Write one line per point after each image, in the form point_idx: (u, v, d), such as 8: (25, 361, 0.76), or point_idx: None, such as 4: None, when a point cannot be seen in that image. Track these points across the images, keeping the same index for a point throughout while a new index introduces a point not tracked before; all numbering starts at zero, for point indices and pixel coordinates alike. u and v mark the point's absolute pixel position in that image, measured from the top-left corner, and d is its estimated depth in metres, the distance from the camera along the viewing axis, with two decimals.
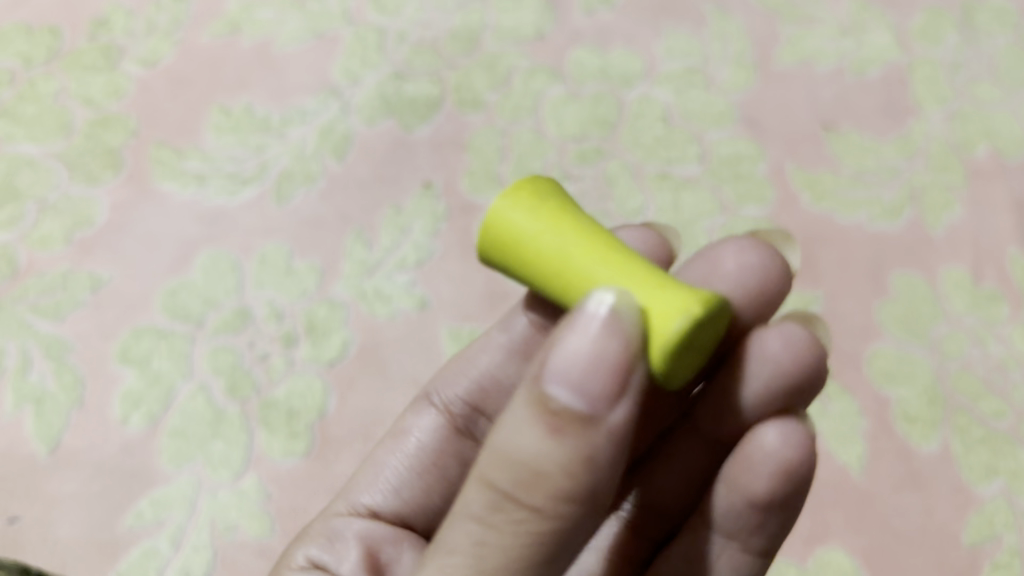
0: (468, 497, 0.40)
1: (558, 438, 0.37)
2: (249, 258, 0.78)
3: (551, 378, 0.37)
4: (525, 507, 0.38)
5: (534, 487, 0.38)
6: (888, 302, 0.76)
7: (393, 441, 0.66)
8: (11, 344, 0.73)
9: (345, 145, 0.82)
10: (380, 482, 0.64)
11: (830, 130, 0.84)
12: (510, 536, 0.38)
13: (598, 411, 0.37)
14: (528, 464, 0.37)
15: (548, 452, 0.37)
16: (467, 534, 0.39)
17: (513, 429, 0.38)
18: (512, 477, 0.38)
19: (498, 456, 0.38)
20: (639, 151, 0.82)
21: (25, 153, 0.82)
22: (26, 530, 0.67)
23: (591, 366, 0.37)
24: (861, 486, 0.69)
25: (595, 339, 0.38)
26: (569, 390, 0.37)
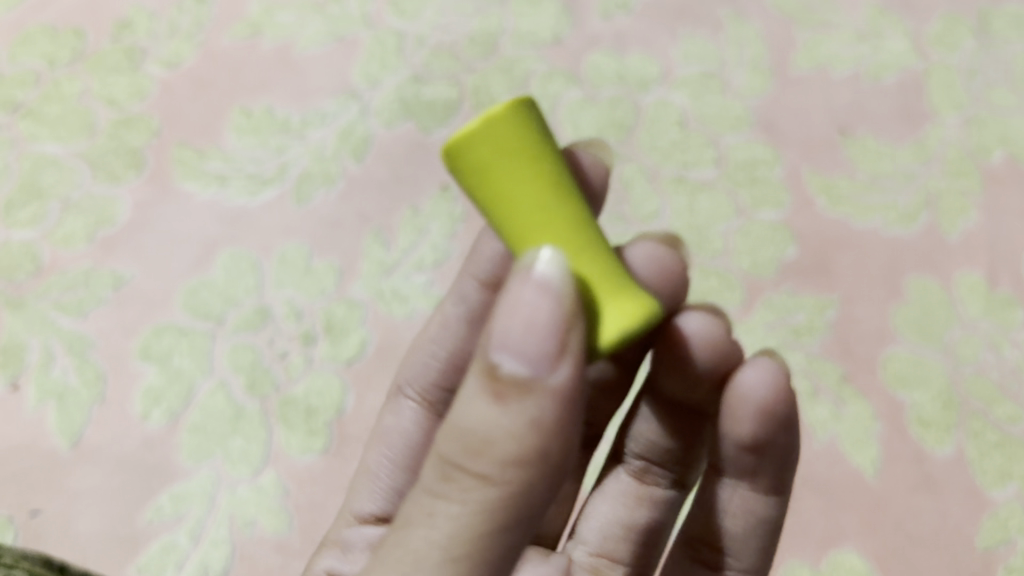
0: (427, 474, 0.38)
1: (502, 401, 0.36)
2: (269, 258, 0.78)
3: (495, 346, 0.36)
4: (476, 477, 0.36)
5: (480, 453, 0.36)
6: (903, 306, 0.76)
7: (378, 433, 0.67)
8: (35, 340, 0.74)
9: (365, 147, 0.83)
10: (373, 478, 0.66)
11: (846, 135, 0.84)
12: (461, 501, 0.37)
13: (537, 373, 0.35)
14: (475, 431, 0.36)
15: (492, 414, 0.36)
16: (425, 502, 0.38)
17: (462, 398, 0.37)
18: (459, 447, 0.36)
19: (449, 426, 0.37)
20: (656, 155, 0.83)
21: (50, 153, 0.83)
22: (48, 524, 0.68)
23: (527, 330, 0.36)
24: (876, 488, 0.70)
25: (532, 302, 0.36)
26: (509, 354, 0.36)
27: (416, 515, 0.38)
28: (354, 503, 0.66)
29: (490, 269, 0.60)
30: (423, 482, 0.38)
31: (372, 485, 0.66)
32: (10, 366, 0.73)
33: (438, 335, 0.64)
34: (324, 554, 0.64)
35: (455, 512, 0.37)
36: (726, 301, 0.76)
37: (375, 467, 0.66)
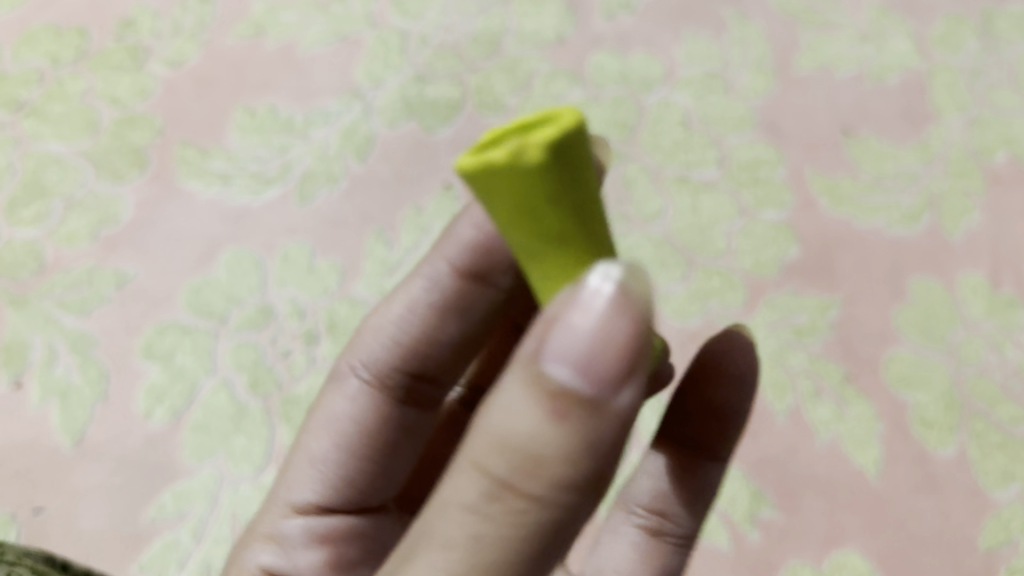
0: (450, 484, 0.32)
1: (562, 420, 0.30)
2: (272, 257, 0.79)
3: (551, 357, 0.30)
4: (518, 499, 0.31)
5: (525, 476, 0.30)
6: (906, 306, 0.76)
7: (316, 414, 0.56)
8: (38, 338, 0.74)
9: (368, 147, 0.83)
10: (311, 466, 0.55)
11: (849, 135, 0.84)
12: (504, 524, 0.31)
13: (605, 394, 0.29)
14: (522, 447, 0.30)
15: (549, 433, 0.30)
16: (453, 516, 0.32)
17: (507, 407, 0.30)
18: (500, 464, 0.30)
19: (490, 438, 0.31)
20: (659, 155, 0.83)
21: (53, 152, 0.83)
22: (52, 522, 0.68)
23: (596, 344, 0.29)
24: (878, 489, 0.70)
25: (601, 315, 0.30)
26: (572, 368, 0.29)
27: (435, 531, 0.32)
28: (285, 493, 0.55)
29: (467, 254, 0.51)
30: (443, 491, 0.32)
31: (308, 473, 0.55)
32: (13, 363, 0.73)
33: (400, 309, 0.53)
34: (257, 550, 0.55)
35: (487, 536, 0.31)
36: (729, 301, 0.76)
37: (314, 456, 0.55)
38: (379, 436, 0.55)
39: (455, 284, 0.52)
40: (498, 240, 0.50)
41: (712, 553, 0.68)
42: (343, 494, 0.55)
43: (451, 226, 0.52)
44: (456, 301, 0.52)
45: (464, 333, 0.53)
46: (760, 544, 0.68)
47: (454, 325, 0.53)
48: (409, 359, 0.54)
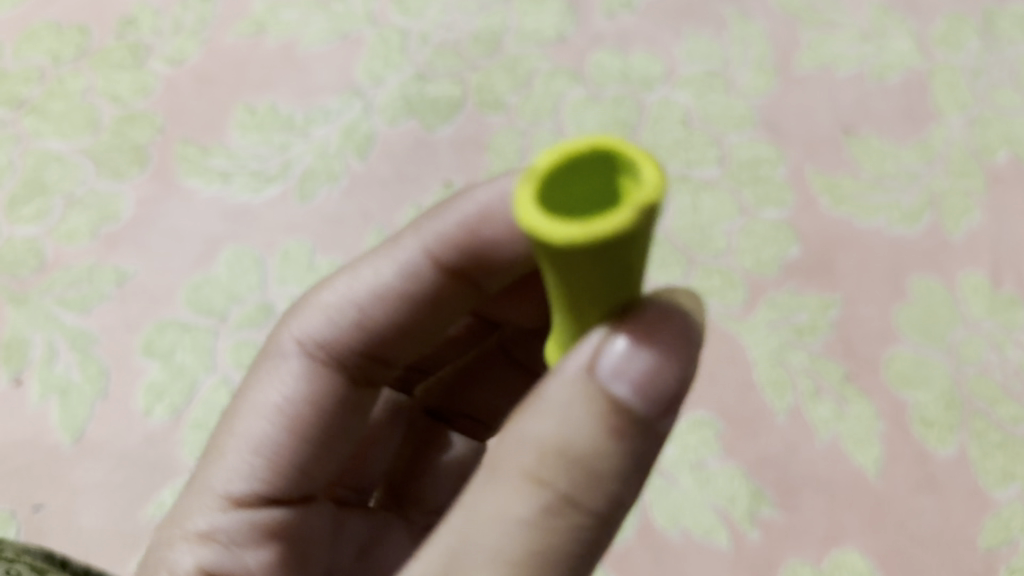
0: (496, 493, 0.34)
1: (621, 438, 0.33)
2: (272, 254, 0.79)
3: (608, 380, 0.33)
4: (574, 509, 0.34)
5: (583, 488, 0.33)
6: (907, 306, 0.76)
7: (248, 396, 0.50)
8: (37, 335, 0.74)
9: (368, 145, 0.83)
10: (254, 452, 0.49)
11: (850, 134, 0.84)
12: (558, 534, 0.34)
13: (655, 416, 0.34)
14: (583, 460, 0.33)
15: (609, 448, 0.33)
16: (505, 528, 0.34)
17: (566, 424, 0.33)
18: (561, 475, 0.34)
19: (551, 453, 0.33)
20: (660, 153, 0.83)
21: (54, 149, 0.83)
22: (52, 519, 0.68)
23: (651, 372, 0.33)
24: (878, 488, 0.70)
25: (652, 346, 0.34)
26: (632, 390, 0.33)
27: (480, 541, 0.34)
28: (216, 482, 0.48)
29: (446, 240, 0.49)
30: (485, 502, 0.34)
31: (248, 460, 0.49)
32: (13, 361, 0.73)
33: (370, 291, 0.50)
34: (190, 546, 0.47)
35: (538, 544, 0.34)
36: (729, 300, 0.76)
37: (259, 441, 0.49)
38: (324, 421, 0.50)
39: (434, 276, 0.50)
40: (487, 231, 0.49)
41: (712, 552, 0.68)
42: (285, 484, 0.49)
43: (431, 217, 0.50)
44: (432, 292, 0.50)
45: (428, 322, 0.51)
46: (760, 543, 0.68)
47: (421, 311, 0.51)
48: (368, 341, 0.51)
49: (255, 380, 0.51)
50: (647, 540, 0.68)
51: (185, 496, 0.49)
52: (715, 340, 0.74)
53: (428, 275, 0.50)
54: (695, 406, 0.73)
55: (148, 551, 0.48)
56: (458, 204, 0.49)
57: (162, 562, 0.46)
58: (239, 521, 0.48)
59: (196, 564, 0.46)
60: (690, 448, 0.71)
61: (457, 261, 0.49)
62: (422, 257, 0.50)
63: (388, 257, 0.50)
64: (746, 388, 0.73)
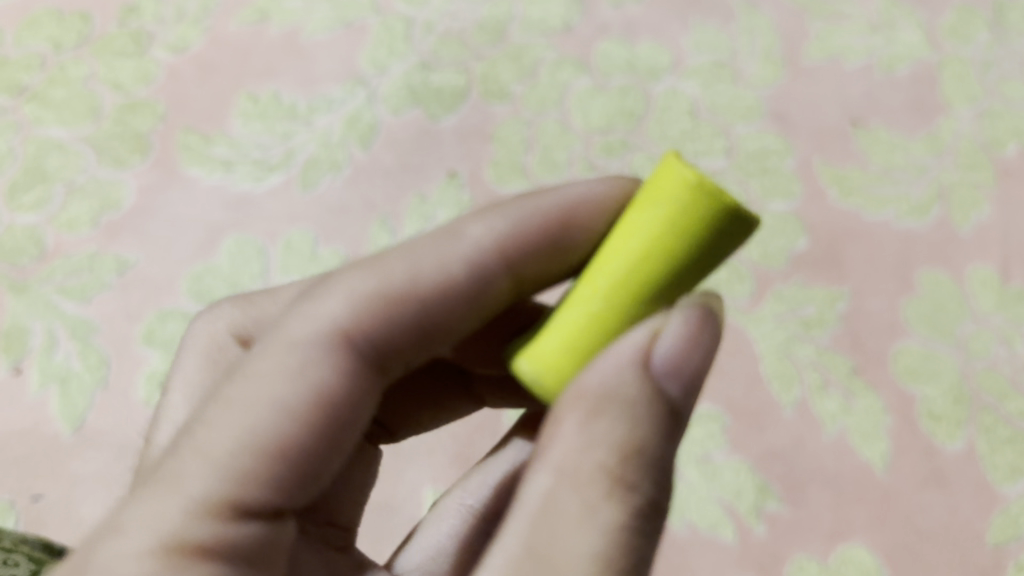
0: (582, 500, 0.37)
1: (671, 433, 0.38)
2: (275, 243, 0.78)
3: (660, 375, 0.39)
4: (651, 506, 0.37)
5: (656, 484, 0.37)
6: (915, 298, 0.75)
7: (262, 374, 0.40)
8: (38, 324, 0.73)
9: (371, 134, 0.82)
10: (270, 455, 0.39)
11: (858, 126, 0.83)
12: (642, 532, 0.37)
13: (687, 409, 0.39)
14: (653, 456, 0.38)
15: (664, 444, 0.38)
16: (597, 529, 0.36)
17: (633, 421, 0.38)
18: (640, 474, 0.37)
19: (630, 453, 0.37)
20: (666, 145, 0.83)
21: (55, 137, 0.82)
22: (51, 508, 0.68)
23: (689, 364, 0.39)
24: (885, 482, 0.69)
25: (693, 340, 0.39)
26: (678, 384, 0.39)
27: (577, 550, 0.36)
28: (210, 485, 0.38)
29: (511, 234, 0.49)
30: (570, 511, 0.37)
31: (263, 462, 0.39)
32: (13, 350, 0.72)
33: (430, 273, 0.46)
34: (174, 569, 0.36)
35: (630, 544, 0.36)
36: (736, 292, 0.75)
37: (276, 442, 0.39)
38: (344, 425, 0.42)
39: (498, 272, 0.49)
40: (563, 236, 0.49)
41: (717, 546, 0.67)
42: (293, 494, 0.40)
43: (489, 214, 0.50)
44: (488, 287, 0.48)
45: (464, 319, 0.48)
46: (766, 537, 0.67)
47: (464, 304, 0.48)
48: (409, 332, 0.46)
49: (257, 364, 0.41)
50: None
51: (144, 497, 0.38)
52: (721, 333, 0.74)
53: (492, 270, 0.48)
54: (700, 398, 0.72)
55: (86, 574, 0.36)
56: (528, 202, 0.50)
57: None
58: (237, 537, 0.38)
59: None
60: (696, 441, 0.70)
61: (523, 262, 0.49)
62: (495, 256, 0.48)
63: (449, 243, 0.48)
64: (753, 381, 0.72)
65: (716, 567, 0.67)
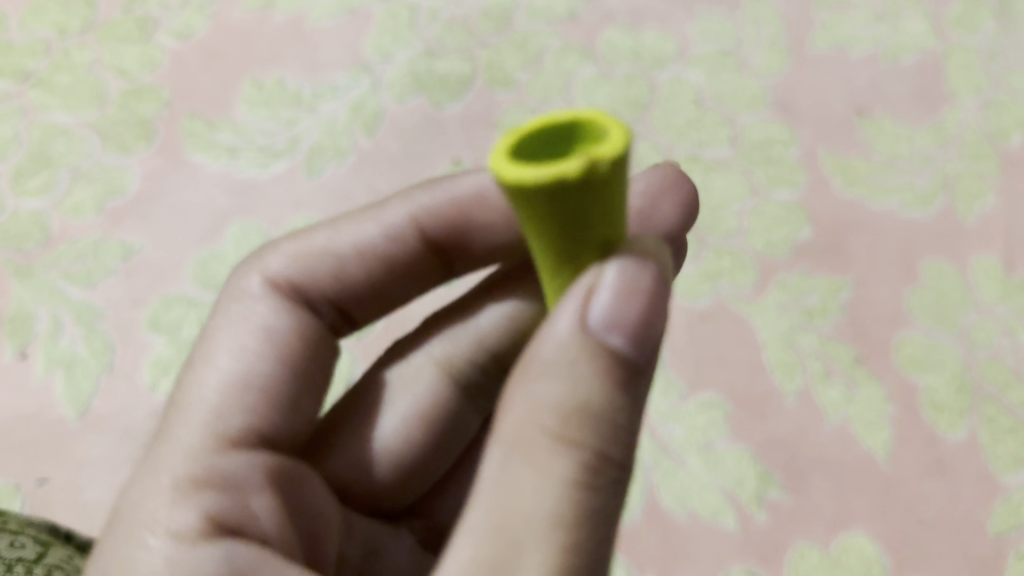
0: (526, 462, 0.36)
1: (621, 388, 0.36)
2: (280, 230, 0.78)
3: (602, 330, 0.36)
4: (604, 464, 0.36)
5: (607, 440, 0.36)
6: (918, 288, 0.75)
7: (218, 338, 0.49)
8: (43, 309, 0.73)
9: (376, 121, 0.82)
10: (238, 388, 0.47)
11: (862, 116, 0.83)
12: (600, 490, 0.36)
13: (643, 359, 0.37)
14: (602, 414, 0.36)
15: (614, 400, 0.36)
16: (550, 493, 0.36)
17: (575, 382, 0.36)
18: (583, 428, 0.36)
19: (576, 414, 0.36)
20: (671, 133, 0.83)
21: (60, 123, 0.82)
22: (53, 492, 0.67)
23: (634, 314, 0.36)
24: (887, 472, 0.69)
25: (626, 291, 0.36)
26: (625, 336, 0.36)
27: (528, 511, 0.36)
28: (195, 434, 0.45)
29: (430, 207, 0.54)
30: (518, 472, 0.36)
31: (231, 396, 0.47)
32: (19, 335, 0.72)
33: (356, 248, 0.53)
34: (177, 503, 0.42)
35: (578, 498, 0.36)
36: (739, 281, 0.75)
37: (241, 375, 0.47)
38: (300, 361, 0.50)
39: (417, 242, 0.54)
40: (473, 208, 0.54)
41: (719, 533, 0.66)
42: (274, 424, 0.48)
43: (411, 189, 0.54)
44: (409, 252, 0.54)
45: (392, 282, 0.54)
46: (768, 525, 0.67)
47: (391, 268, 0.54)
48: (335, 289, 0.53)
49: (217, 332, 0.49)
50: (654, 520, 0.67)
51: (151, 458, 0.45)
52: (725, 323, 0.74)
53: (405, 238, 0.53)
54: (703, 386, 0.72)
55: (113, 522, 0.43)
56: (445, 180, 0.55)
57: (149, 522, 0.42)
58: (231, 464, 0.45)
59: (198, 516, 0.42)
60: (699, 429, 0.70)
61: (440, 231, 0.54)
62: (405, 223, 0.53)
63: (362, 220, 0.53)
64: (755, 369, 0.72)
65: (717, 555, 0.66)
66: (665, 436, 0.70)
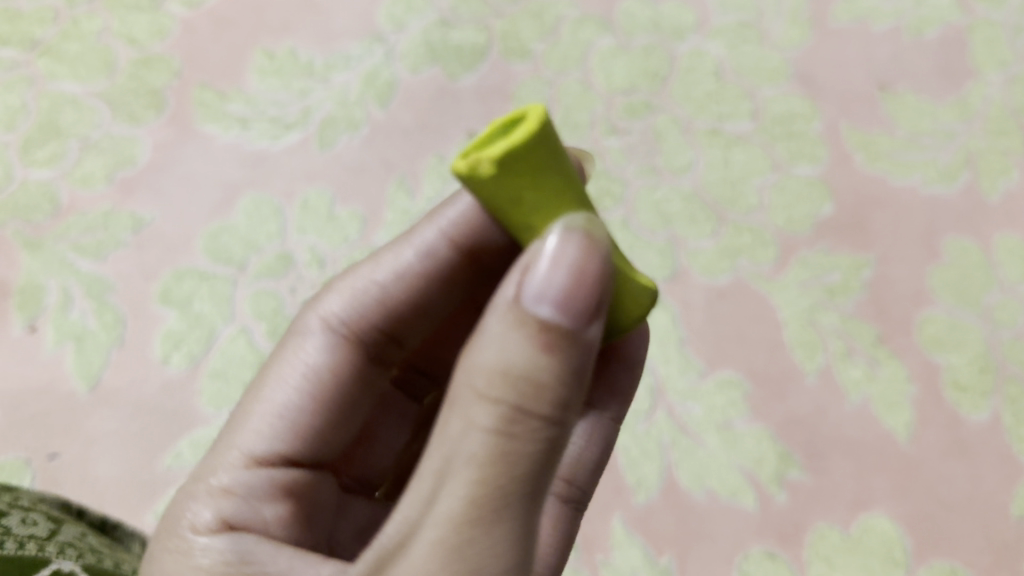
0: (457, 419, 0.35)
1: (547, 352, 0.34)
2: (293, 203, 0.77)
3: (533, 297, 0.34)
4: (527, 422, 0.34)
5: (534, 402, 0.34)
6: (941, 267, 0.74)
7: (271, 371, 0.47)
8: (52, 281, 0.72)
9: (389, 92, 0.81)
10: (282, 421, 0.45)
11: (885, 90, 0.81)
12: (526, 449, 0.34)
13: (577, 326, 0.34)
14: (525, 375, 0.34)
15: (539, 361, 0.34)
16: (473, 448, 0.34)
17: (500, 340, 0.35)
18: (506, 394, 0.34)
19: (499, 372, 0.34)
20: (690, 106, 0.81)
21: (68, 92, 0.81)
22: (65, 467, 0.66)
23: (570, 282, 0.34)
24: (908, 452, 0.68)
25: (564, 261, 0.35)
26: (556, 306, 0.34)
27: (452, 473, 0.35)
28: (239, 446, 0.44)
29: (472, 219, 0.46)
30: (449, 433, 0.35)
31: (269, 424, 0.45)
32: (28, 307, 0.71)
33: (396, 275, 0.47)
34: (200, 507, 0.42)
35: (492, 466, 0.34)
36: (760, 258, 0.74)
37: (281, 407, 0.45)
38: (342, 394, 0.47)
39: (456, 260, 0.46)
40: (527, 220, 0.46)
41: (738, 513, 0.65)
42: (302, 447, 0.45)
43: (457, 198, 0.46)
44: (454, 276, 0.46)
45: (443, 300, 0.47)
46: (788, 505, 0.66)
47: (439, 291, 0.47)
48: (385, 321, 0.47)
49: (278, 355, 0.47)
50: (672, 499, 0.66)
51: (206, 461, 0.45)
52: (745, 300, 0.72)
53: (446, 259, 0.46)
54: (722, 364, 0.70)
55: (159, 529, 0.42)
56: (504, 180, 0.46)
57: (181, 533, 0.41)
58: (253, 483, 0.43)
59: (215, 522, 0.41)
60: (717, 409, 0.68)
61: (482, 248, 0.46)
62: (437, 241, 0.46)
63: (400, 248, 0.47)
64: (775, 347, 0.71)
65: (735, 535, 0.65)
66: (683, 415, 0.68)
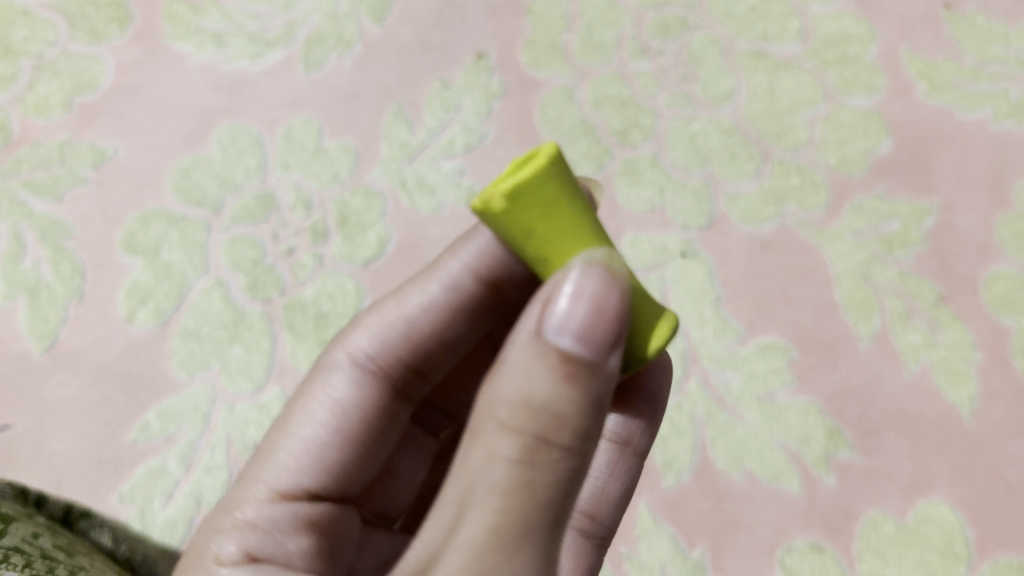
0: (476, 449, 0.30)
1: (571, 380, 0.29)
2: (274, 134, 0.67)
3: (555, 329, 0.29)
4: (552, 453, 0.29)
5: (560, 432, 0.29)
6: (1012, 216, 0.64)
7: (297, 407, 0.40)
8: (2, 225, 0.63)
9: (386, 6, 0.71)
10: (316, 460, 0.39)
11: (951, 9, 0.71)
12: (551, 483, 0.29)
13: (603, 356, 0.29)
14: (550, 404, 0.29)
15: (563, 390, 0.29)
16: (493, 482, 0.29)
17: (520, 366, 0.29)
18: (528, 424, 0.29)
19: (520, 401, 0.29)
20: (730, 25, 0.71)
21: (20, 4, 0.71)
22: (19, 441, 0.58)
23: (594, 311, 0.29)
24: (972, 430, 0.59)
25: (586, 287, 0.29)
26: (581, 336, 0.29)
27: (472, 508, 0.29)
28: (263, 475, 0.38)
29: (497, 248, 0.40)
30: (467, 466, 0.30)
31: (297, 460, 0.39)
32: None
33: (421, 304, 0.41)
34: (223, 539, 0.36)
35: (516, 499, 0.29)
36: (809, 204, 0.65)
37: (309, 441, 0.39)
38: (370, 431, 0.41)
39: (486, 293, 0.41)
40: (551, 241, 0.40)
41: (779, 499, 0.58)
42: (325, 483, 0.39)
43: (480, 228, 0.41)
44: (484, 307, 0.41)
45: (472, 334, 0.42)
46: (835, 490, 0.58)
47: (466, 324, 0.42)
48: (414, 354, 0.41)
49: (301, 392, 0.41)
50: (704, 482, 0.58)
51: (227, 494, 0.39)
52: (790, 252, 0.64)
53: (471, 292, 0.40)
54: (764, 328, 0.62)
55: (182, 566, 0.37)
56: None
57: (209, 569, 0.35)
58: (278, 515, 0.37)
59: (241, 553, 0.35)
60: (758, 378, 0.60)
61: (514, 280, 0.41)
62: (465, 274, 0.40)
63: (423, 280, 0.41)
64: (824, 307, 0.62)
65: (776, 523, 0.57)
66: (720, 386, 0.60)
